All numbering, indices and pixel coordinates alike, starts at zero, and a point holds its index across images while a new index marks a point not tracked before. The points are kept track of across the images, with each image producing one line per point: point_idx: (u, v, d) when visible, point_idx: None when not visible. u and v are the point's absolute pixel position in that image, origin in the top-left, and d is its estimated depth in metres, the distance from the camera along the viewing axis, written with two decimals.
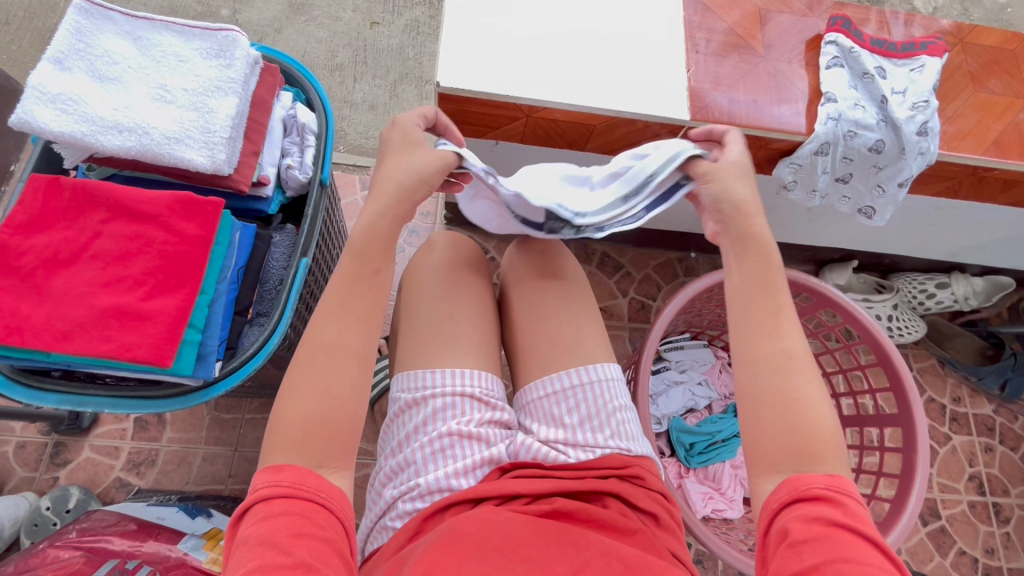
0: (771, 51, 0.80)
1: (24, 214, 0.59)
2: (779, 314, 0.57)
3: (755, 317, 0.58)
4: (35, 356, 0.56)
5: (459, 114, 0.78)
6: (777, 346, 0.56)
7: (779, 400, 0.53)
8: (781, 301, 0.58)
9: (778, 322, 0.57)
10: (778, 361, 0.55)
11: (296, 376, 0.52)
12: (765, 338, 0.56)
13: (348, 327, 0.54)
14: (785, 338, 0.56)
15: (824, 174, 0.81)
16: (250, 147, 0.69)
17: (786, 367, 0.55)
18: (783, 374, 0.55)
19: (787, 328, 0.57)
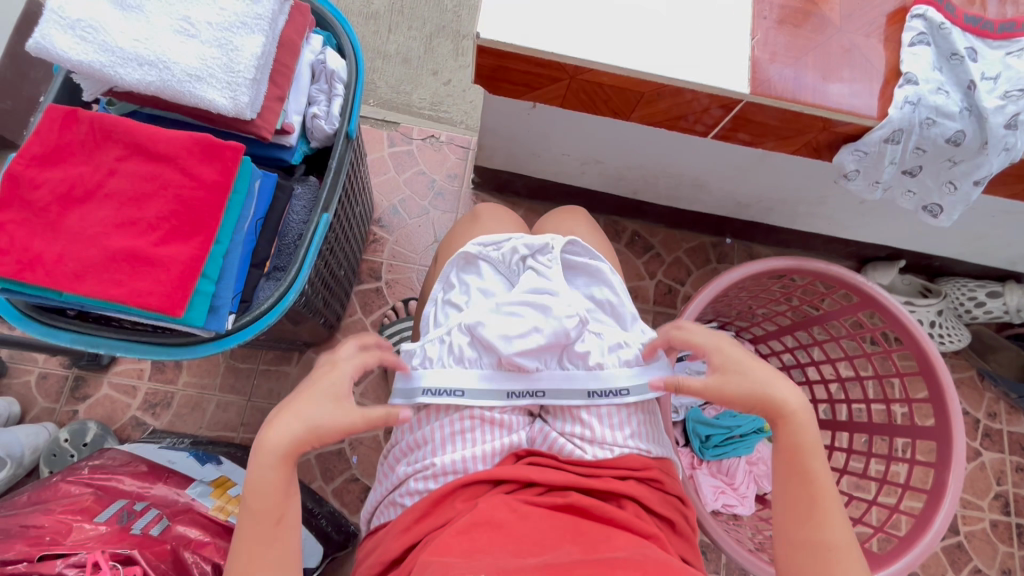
0: (849, 22, 0.71)
1: (40, 145, 0.57)
2: (820, 496, 0.57)
3: (795, 503, 0.58)
4: (48, 294, 0.55)
5: (497, 71, 0.72)
6: (819, 539, 0.55)
7: (827, 574, 0.53)
8: (824, 481, 0.58)
9: (819, 510, 0.56)
10: (817, 551, 0.55)
11: (238, 575, 0.51)
12: (804, 525, 0.56)
13: (274, 523, 0.52)
14: (826, 528, 0.55)
15: (891, 165, 0.74)
16: (275, 92, 0.66)
17: (826, 559, 0.54)
18: (823, 565, 0.54)
19: (830, 517, 0.56)
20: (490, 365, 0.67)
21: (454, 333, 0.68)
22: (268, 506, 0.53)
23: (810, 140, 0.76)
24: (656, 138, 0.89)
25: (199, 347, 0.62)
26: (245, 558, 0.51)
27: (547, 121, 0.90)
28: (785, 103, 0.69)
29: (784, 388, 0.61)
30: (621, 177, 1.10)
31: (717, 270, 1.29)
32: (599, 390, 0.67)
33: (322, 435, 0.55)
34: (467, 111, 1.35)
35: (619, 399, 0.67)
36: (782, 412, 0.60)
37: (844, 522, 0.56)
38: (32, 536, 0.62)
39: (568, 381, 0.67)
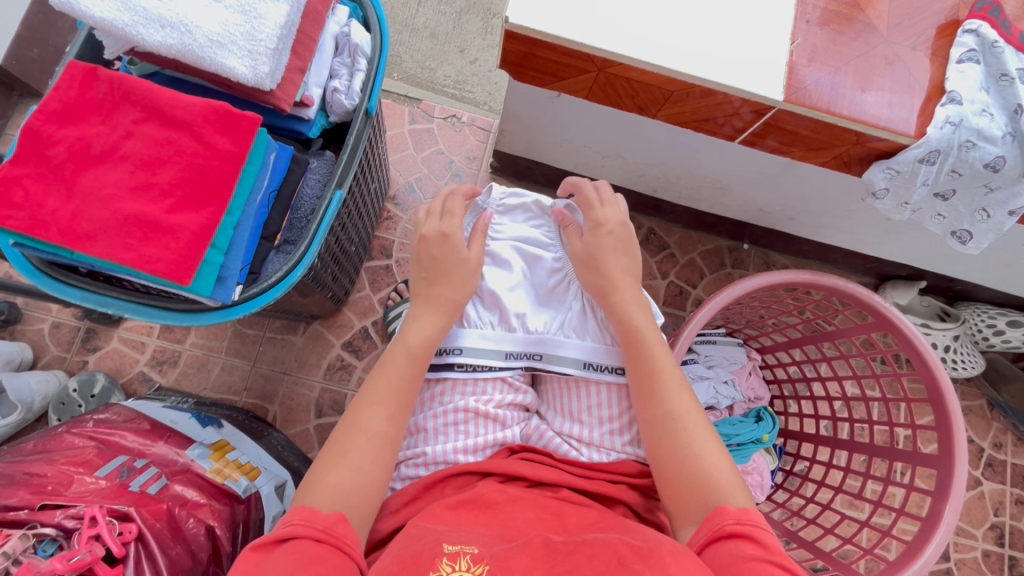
0: (896, 32, 0.68)
1: (59, 102, 0.56)
2: (660, 370, 0.62)
3: (642, 386, 0.62)
4: (59, 252, 0.55)
5: (524, 57, 0.70)
6: (664, 411, 0.59)
7: (679, 458, 0.56)
8: (660, 354, 0.63)
9: (659, 384, 0.61)
10: (670, 427, 0.58)
11: (334, 451, 0.54)
12: (649, 403, 0.61)
13: (390, 416, 0.57)
14: (673, 401, 0.60)
15: (923, 186, 0.71)
16: (297, 64, 0.64)
17: (673, 429, 0.58)
18: (678, 440, 0.57)
19: (670, 388, 0.61)
20: (491, 323, 0.71)
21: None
22: (424, 355, 0.62)
23: (841, 153, 0.73)
24: (681, 137, 0.86)
25: (202, 315, 0.62)
26: (379, 389, 0.59)
27: (570, 111, 0.88)
28: (820, 113, 0.66)
29: (621, 274, 0.68)
30: (642, 173, 1.08)
31: (731, 275, 1.26)
32: (594, 362, 0.70)
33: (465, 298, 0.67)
34: (491, 93, 1.33)
35: (613, 376, 0.69)
36: (613, 302, 0.67)
37: (694, 406, 0.60)
38: (35, 484, 0.64)
39: (565, 350, 0.70)
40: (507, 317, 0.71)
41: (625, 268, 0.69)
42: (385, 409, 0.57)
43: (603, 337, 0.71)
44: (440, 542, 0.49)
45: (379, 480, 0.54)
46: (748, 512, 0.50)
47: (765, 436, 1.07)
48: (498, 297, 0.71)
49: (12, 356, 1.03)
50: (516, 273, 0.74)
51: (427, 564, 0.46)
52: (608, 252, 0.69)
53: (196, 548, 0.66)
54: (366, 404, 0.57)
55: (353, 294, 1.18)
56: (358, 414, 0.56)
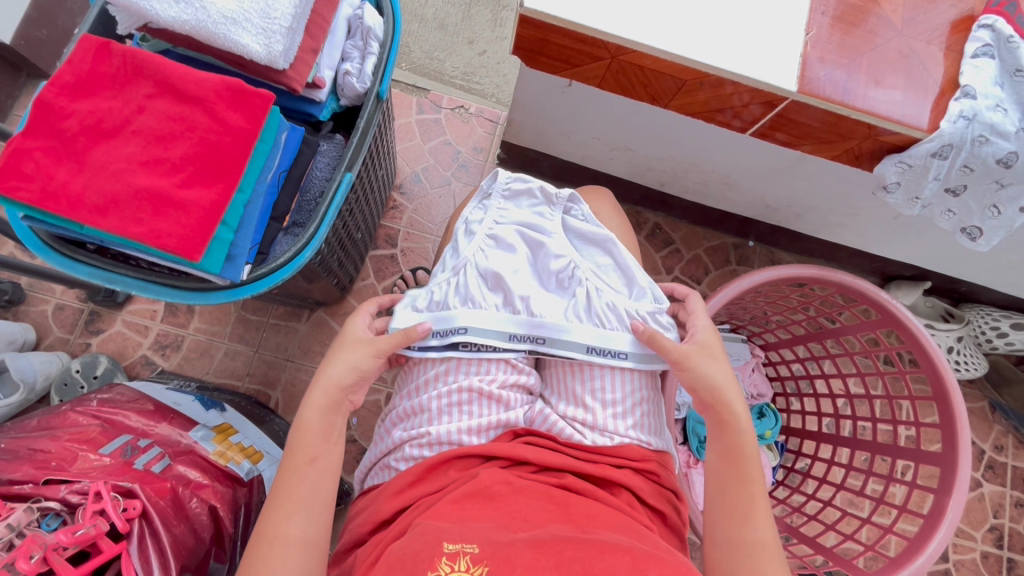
0: (911, 26, 0.68)
1: (72, 75, 0.56)
2: (756, 493, 0.61)
3: (734, 500, 0.61)
4: (69, 226, 0.55)
5: (537, 44, 0.70)
6: (750, 533, 0.58)
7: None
8: (758, 480, 0.62)
9: (754, 507, 0.60)
10: (751, 548, 0.57)
11: (246, 574, 0.52)
12: (737, 524, 0.59)
13: (290, 514, 0.55)
14: (758, 526, 0.59)
15: (934, 181, 0.71)
16: (310, 44, 0.64)
17: (755, 555, 0.57)
18: (754, 562, 0.56)
19: (762, 516, 0.60)
20: (496, 304, 0.70)
21: (466, 269, 0.72)
22: (307, 439, 0.59)
23: (852, 147, 0.73)
24: (691, 129, 0.86)
25: (211, 294, 0.62)
26: (292, 491, 0.56)
27: (581, 101, 0.88)
28: (833, 105, 0.66)
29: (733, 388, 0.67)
30: (650, 166, 1.07)
31: (736, 272, 1.26)
32: (598, 347, 0.69)
33: (350, 374, 0.63)
34: (499, 84, 1.32)
35: (616, 360, 0.69)
36: (726, 404, 0.66)
37: (774, 536, 0.59)
38: (39, 460, 0.64)
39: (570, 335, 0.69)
40: (511, 300, 0.70)
41: (731, 379, 0.68)
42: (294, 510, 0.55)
43: (607, 323, 0.71)
44: (442, 541, 0.50)
45: None
46: None
47: (767, 432, 1.11)
48: (503, 280, 0.71)
49: (15, 336, 1.03)
50: (520, 257, 0.73)
51: (425, 565, 0.48)
52: (704, 359, 0.68)
53: (199, 527, 0.66)
54: (274, 512, 0.55)
55: (358, 282, 1.18)
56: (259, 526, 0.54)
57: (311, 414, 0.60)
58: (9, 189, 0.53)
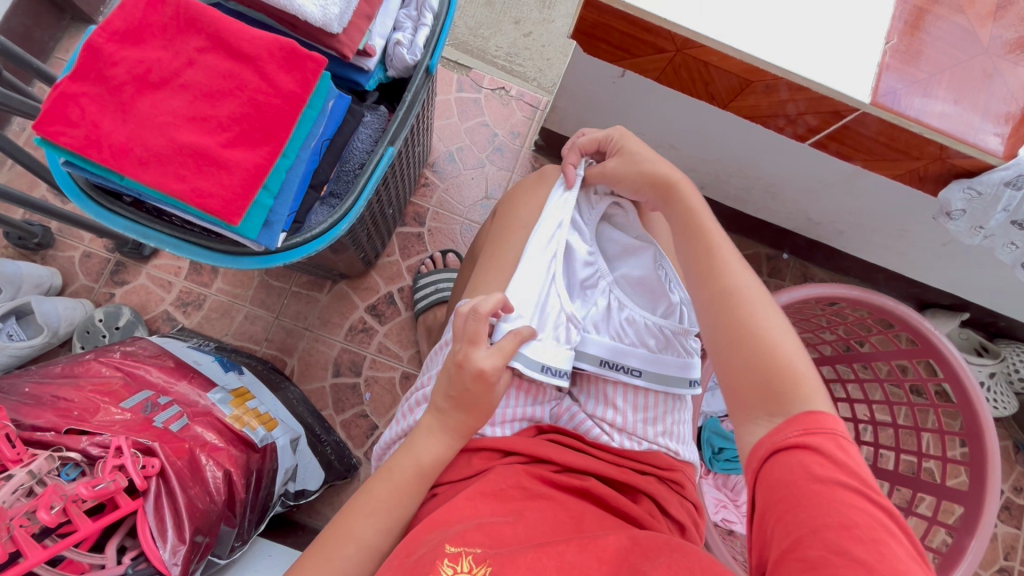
0: (997, 44, 0.64)
1: (123, 22, 0.55)
2: (721, 253, 0.59)
3: (705, 266, 0.59)
4: (109, 176, 0.54)
5: (599, 30, 0.67)
6: (728, 289, 0.56)
7: (735, 349, 0.53)
8: (722, 243, 0.60)
9: (720, 264, 0.58)
10: (732, 302, 0.55)
11: (326, 541, 0.55)
12: (712, 294, 0.57)
13: (380, 519, 0.56)
14: (739, 282, 0.56)
15: (1002, 212, 0.68)
16: (365, 10, 0.61)
17: (736, 306, 0.55)
18: (737, 315, 0.54)
19: (734, 268, 0.58)
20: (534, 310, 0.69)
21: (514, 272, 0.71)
22: (428, 472, 0.58)
23: (917, 168, 0.70)
24: (745, 133, 0.83)
25: (244, 259, 0.61)
26: (376, 496, 0.57)
27: (633, 93, 0.84)
28: (906, 121, 0.62)
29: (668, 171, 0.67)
30: (692, 168, 1.04)
31: (767, 284, 1.23)
32: (611, 360, 0.68)
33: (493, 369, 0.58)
34: (543, 68, 1.29)
35: (626, 377, 0.68)
36: (669, 183, 0.66)
37: (761, 293, 0.56)
38: (62, 408, 0.64)
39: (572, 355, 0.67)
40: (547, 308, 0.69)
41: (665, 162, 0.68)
42: (371, 521, 0.56)
43: (623, 337, 0.70)
44: (444, 542, 0.49)
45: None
46: (805, 413, 0.47)
47: None
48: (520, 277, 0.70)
49: (41, 280, 1.04)
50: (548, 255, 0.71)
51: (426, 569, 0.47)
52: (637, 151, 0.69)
53: (213, 490, 0.65)
54: (356, 509, 0.56)
55: (382, 258, 1.16)
56: (354, 512, 0.56)
57: (440, 443, 0.59)
58: (54, 133, 0.52)
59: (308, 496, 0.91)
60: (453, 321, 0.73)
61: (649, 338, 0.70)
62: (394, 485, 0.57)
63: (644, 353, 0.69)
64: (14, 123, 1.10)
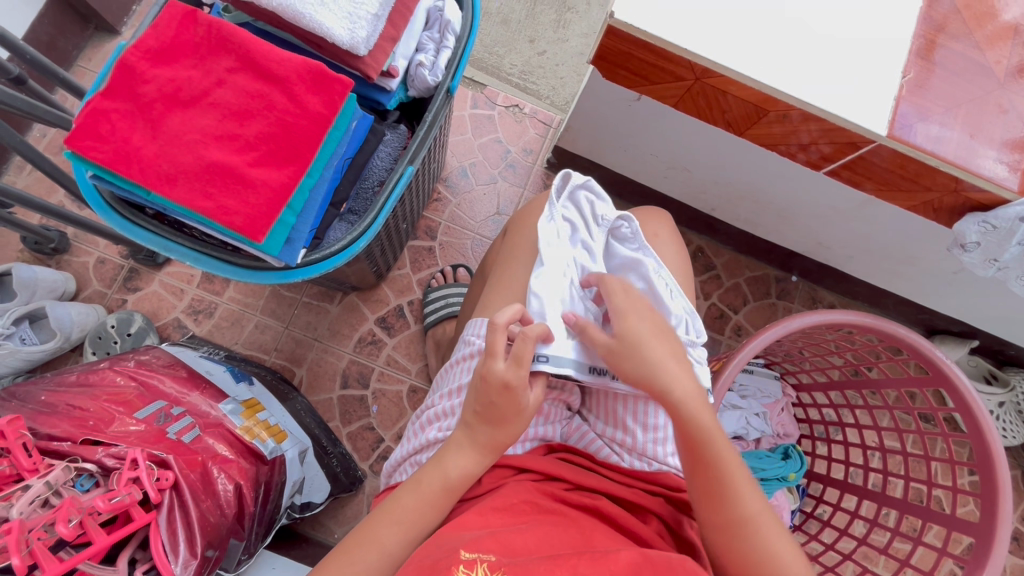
0: (1013, 81, 0.65)
1: (156, 40, 0.56)
2: (729, 472, 0.57)
3: (688, 455, 0.58)
4: (136, 190, 0.55)
5: (620, 57, 0.68)
6: (720, 476, 0.56)
7: (725, 527, 0.56)
8: (727, 457, 0.57)
9: (730, 487, 0.56)
10: (719, 490, 0.56)
11: (345, 549, 0.55)
12: (701, 471, 0.57)
13: (402, 530, 0.56)
14: (721, 459, 0.57)
15: (1017, 246, 0.68)
16: (391, 32, 0.62)
17: (746, 537, 0.55)
18: (721, 510, 0.56)
19: (740, 487, 0.56)
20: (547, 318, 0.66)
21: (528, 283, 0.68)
22: (458, 487, 0.58)
23: (932, 199, 0.70)
24: (758, 158, 0.84)
25: (264, 274, 0.62)
26: (402, 506, 0.57)
27: (648, 116, 0.85)
28: (923, 154, 0.63)
29: (656, 345, 0.61)
30: (704, 190, 1.05)
31: (775, 306, 1.23)
32: None
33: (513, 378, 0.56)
34: (556, 86, 1.30)
35: None
36: (671, 395, 0.59)
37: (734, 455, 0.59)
38: (77, 417, 0.64)
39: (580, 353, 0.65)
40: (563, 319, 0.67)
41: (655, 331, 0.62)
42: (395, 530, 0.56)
43: None
44: (459, 548, 0.49)
45: None
46: None
47: (791, 475, 1.06)
48: (535, 286, 0.67)
49: (56, 285, 1.05)
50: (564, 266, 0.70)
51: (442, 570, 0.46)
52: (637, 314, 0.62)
53: (224, 503, 0.65)
54: (383, 516, 0.56)
55: (393, 271, 1.17)
56: (378, 521, 0.56)
57: (469, 461, 0.59)
58: (85, 148, 0.53)
59: (314, 509, 0.91)
60: (463, 341, 0.74)
61: None
62: (425, 494, 0.57)
63: None
64: (35, 130, 1.12)
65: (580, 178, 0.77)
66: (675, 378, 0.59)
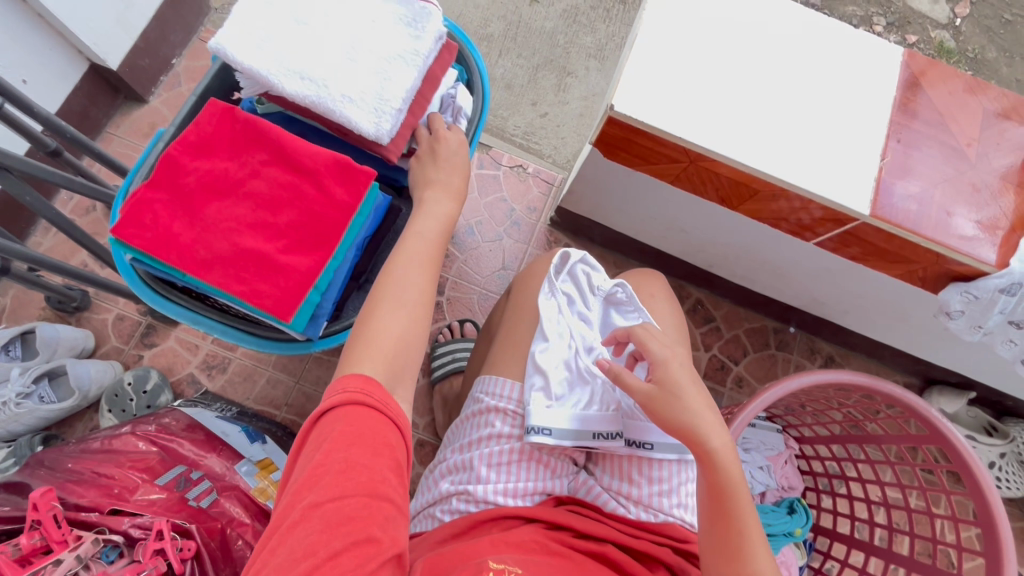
0: (983, 161, 0.70)
1: (196, 135, 0.61)
2: (747, 532, 0.57)
3: (715, 506, 0.58)
4: (173, 273, 0.59)
5: (619, 139, 0.74)
6: (740, 531, 0.57)
7: None
8: (748, 516, 0.58)
9: (746, 546, 0.57)
10: (738, 544, 0.57)
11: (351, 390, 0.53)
12: (722, 522, 0.58)
13: (407, 319, 0.58)
14: (744, 518, 0.58)
15: (999, 314, 0.72)
16: (409, 123, 0.68)
17: None
18: (738, 567, 0.56)
19: (757, 549, 0.57)
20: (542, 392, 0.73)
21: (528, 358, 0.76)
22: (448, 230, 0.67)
23: (916, 269, 0.74)
24: (751, 226, 0.88)
25: (284, 345, 0.66)
26: (387, 320, 0.57)
27: (646, 185, 0.91)
28: (904, 232, 0.67)
29: (698, 398, 0.62)
30: (701, 249, 1.09)
31: (775, 357, 1.26)
32: (633, 440, 0.71)
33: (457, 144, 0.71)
34: (558, 146, 1.37)
35: (640, 451, 0.71)
36: (707, 446, 0.59)
37: (757, 521, 0.58)
38: (103, 485, 0.67)
39: (577, 423, 0.71)
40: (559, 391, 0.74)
41: (700, 386, 0.63)
42: (377, 361, 0.55)
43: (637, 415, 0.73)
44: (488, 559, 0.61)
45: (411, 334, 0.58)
46: None
47: (797, 530, 1.06)
48: (536, 363, 0.74)
49: (76, 343, 1.08)
50: (562, 339, 0.77)
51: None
52: (681, 365, 0.64)
53: (241, 570, 0.68)
54: (367, 345, 0.55)
55: None
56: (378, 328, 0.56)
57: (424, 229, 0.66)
58: (129, 236, 0.57)
59: None
60: (473, 398, 0.78)
61: None
62: (401, 314, 0.58)
63: (655, 429, 0.71)
64: (63, 193, 1.18)
65: (577, 254, 0.83)
66: (715, 431, 0.60)
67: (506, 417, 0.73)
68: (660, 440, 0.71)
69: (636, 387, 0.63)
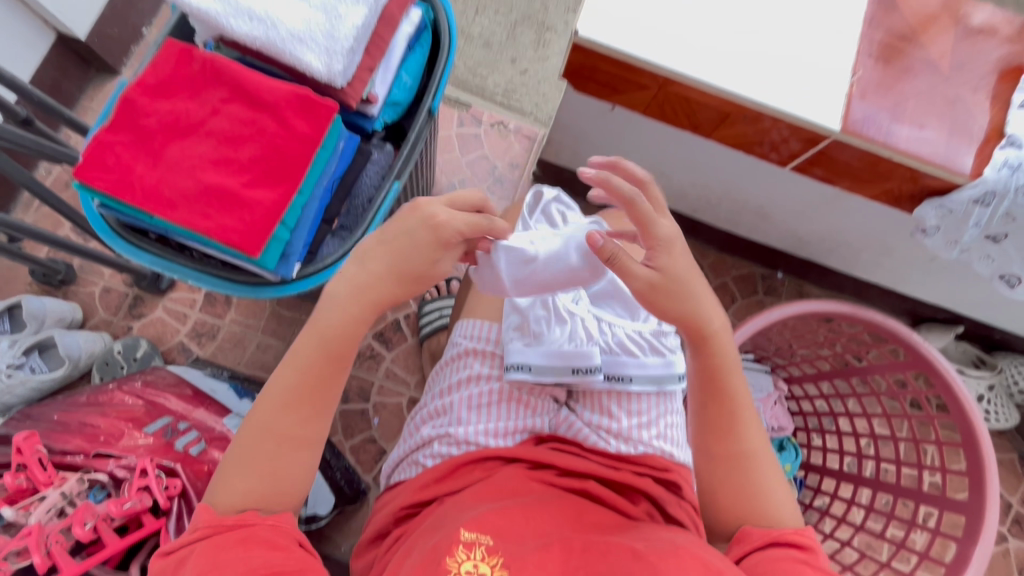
0: (957, 74, 0.69)
1: (155, 77, 0.61)
2: (739, 408, 0.61)
3: (712, 390, 0.61)
4: (140, 216, 0.59)
5: (587, 70, 0.73)
6: (733, 409, 0.61)
7: (733, 458, 0.60)
8: (740, 395, 0.62)
9: (738, 421, 0.61)
10: (733, 424, 0.61)
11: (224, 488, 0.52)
12: (721, 404, 0.61)
13: (304, 423, 0.54)
14: (737, 396, 0.61)
15: (974, 227, 0.71)
16: (369, 63, 0.67)
17: (748, 467, 0.60)
18: (733, 443, 0.61)
19: (748, 427, 0.61)
20: (520, 333, 0.73)
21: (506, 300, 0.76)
22: (342, 350, 0.56)
23: (892, 188, 0.74)
24: (730, 158, 0.87)
25: (262, 289, 0.65)
26: (266, 450, 0.53)
27: (624, 124, 0.89)
28: (874, 146, 0.67)
29: (698, 288, 0.60)
30: (684, 193, 1.09)
31: (762, 302, 1.26)
32: (612, 374, 0.72)
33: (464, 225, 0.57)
34: (539, 103, 1.35)
35: (617, 385, 0.72)
36: (708, 330, 0.61)
37: (747, 396, 0.63)
38: (88, 433, 0.69)
39: (555, 359, 0.70)
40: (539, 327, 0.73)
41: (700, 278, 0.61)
42: (253, 491, 0.52)
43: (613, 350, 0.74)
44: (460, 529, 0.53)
45: (294, 476, 0.54)
46: (784, 521, 0.58)
47: (786, 466, 1.09)
48: (513, 304, 0.74)
49: (64, 315, 1.08)
50: None
51: (444, 552, 0.51)
52: (682, 255, 0.59)
53: None
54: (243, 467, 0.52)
55: None
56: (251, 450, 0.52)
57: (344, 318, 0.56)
58: (93, 178, 0.57)
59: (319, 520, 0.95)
60: (452, 343, 0.80)
61: (631, 344, 0.74)
62: (288, 445, 0.54)
63: (632, 362, 0.72)
64: (42, 167, 1.17)
65: (550, 193, 0.82)
66: (715, 318, 0.61)
67: (484, 359, 0.75)
68: (638, 373, 0.72)
69: (633, 273, 0.58)
